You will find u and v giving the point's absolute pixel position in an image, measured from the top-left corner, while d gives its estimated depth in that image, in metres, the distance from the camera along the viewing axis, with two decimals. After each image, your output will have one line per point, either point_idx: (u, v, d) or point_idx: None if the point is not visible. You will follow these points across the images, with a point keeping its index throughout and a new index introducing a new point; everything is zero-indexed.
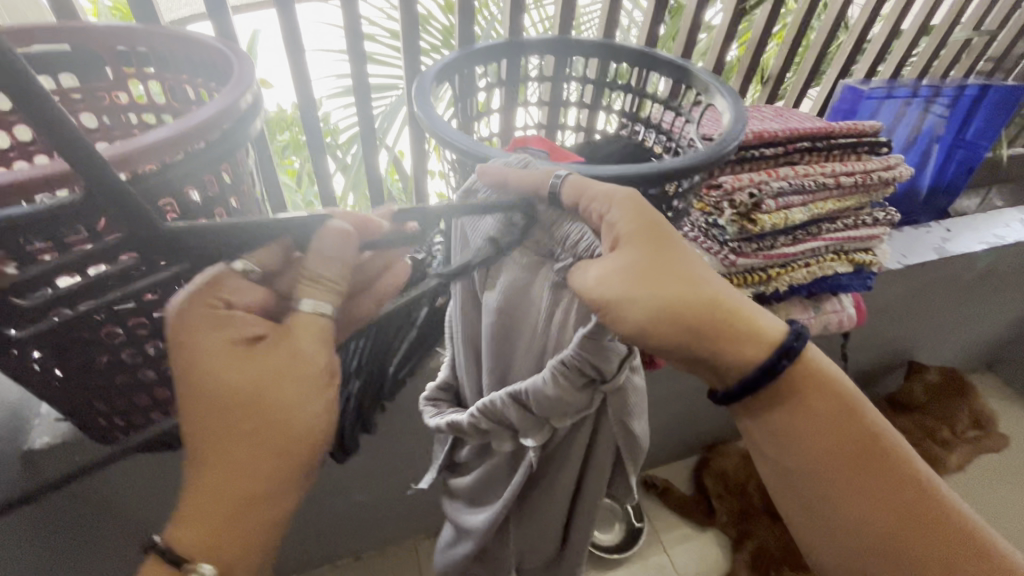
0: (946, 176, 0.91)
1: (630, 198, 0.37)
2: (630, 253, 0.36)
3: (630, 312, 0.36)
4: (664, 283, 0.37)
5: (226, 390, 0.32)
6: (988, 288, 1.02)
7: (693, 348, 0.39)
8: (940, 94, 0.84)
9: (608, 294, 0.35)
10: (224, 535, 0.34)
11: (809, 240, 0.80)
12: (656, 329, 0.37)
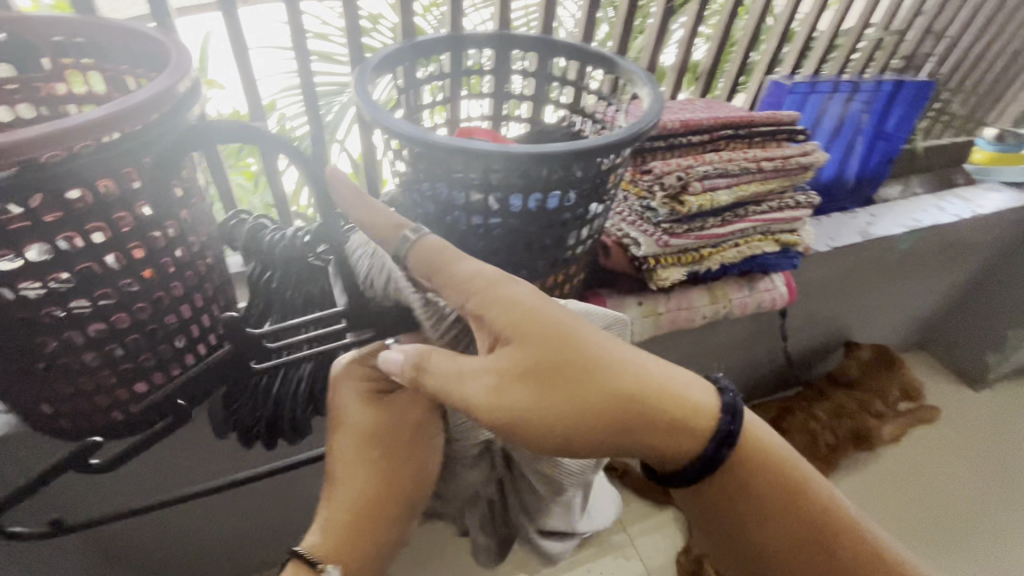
0: (870, 166, 1.03)
1: (496, 299, 0.42)
2: (506, 349, 0.41)
3: (526, 422, 0.41)
4: (541, 378, 0.41)
5: (379, 444, 0.53)
6: (907, 265, 1.13)
7: (587, 435, 0.42)
8: (858, 89, 0.94)
9: (503, 412, 0.41)
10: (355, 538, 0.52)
11: (736, 225, 0.67)
12: (534, 423, 0.41)
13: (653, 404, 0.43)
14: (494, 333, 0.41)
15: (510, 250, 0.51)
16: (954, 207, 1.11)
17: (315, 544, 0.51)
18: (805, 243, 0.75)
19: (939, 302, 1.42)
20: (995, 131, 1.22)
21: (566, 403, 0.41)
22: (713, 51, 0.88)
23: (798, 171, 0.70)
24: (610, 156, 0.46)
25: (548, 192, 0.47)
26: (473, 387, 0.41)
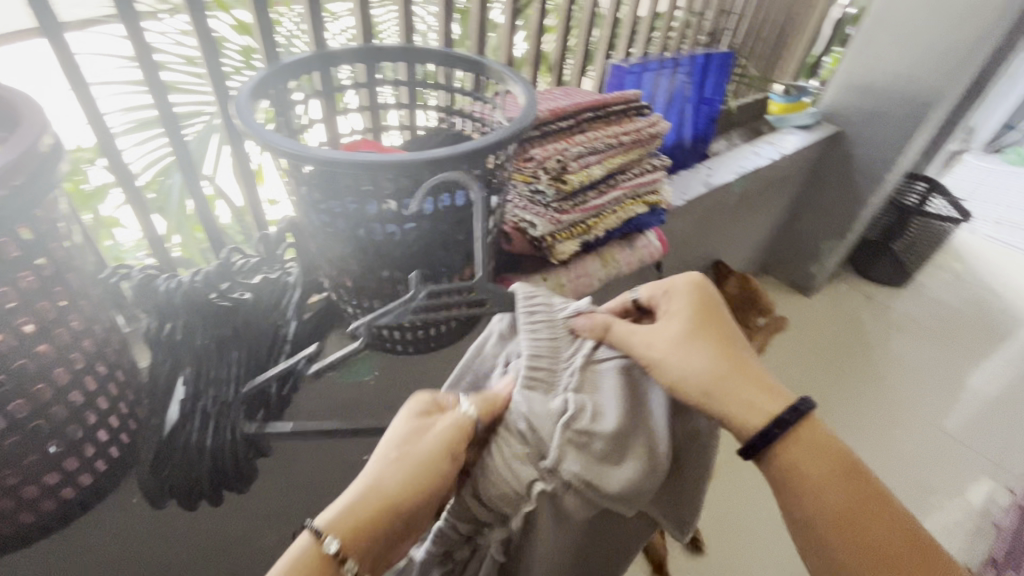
0: (699, 127, 1.22)
1: (682, 290, 0.53)
2: (676, 310, 0.52)
3: (666, 363, 0.49)
4: (690, 333, 0.51)
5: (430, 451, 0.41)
6: (742, 204, 1.36)
7: (707, 385, 0.49)
8: (679, 64, 1.11)
9: (651, 351, 0.49)
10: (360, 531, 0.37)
11: (611, 194, 0.77)
12: (658, 364, 0.49)
13: (770, 386, 0.50)
14: (671, 301, 0.53)
15: (429, 250, 0.54)
16: (765, 151, 1.36)
17: (333, 519, 0.37)
18: (666, 200, 0.88)
19: (768, 231, 1.72)
20: (784, 86, 1.51)
21: (697, 354, 0.50)
22: (558, 43, 0.98)
23: (650, 140, 0.81)
24: (499, 151, 0.51)
25: (456, 190, 0.51)
26: (637, 337, 0.50)
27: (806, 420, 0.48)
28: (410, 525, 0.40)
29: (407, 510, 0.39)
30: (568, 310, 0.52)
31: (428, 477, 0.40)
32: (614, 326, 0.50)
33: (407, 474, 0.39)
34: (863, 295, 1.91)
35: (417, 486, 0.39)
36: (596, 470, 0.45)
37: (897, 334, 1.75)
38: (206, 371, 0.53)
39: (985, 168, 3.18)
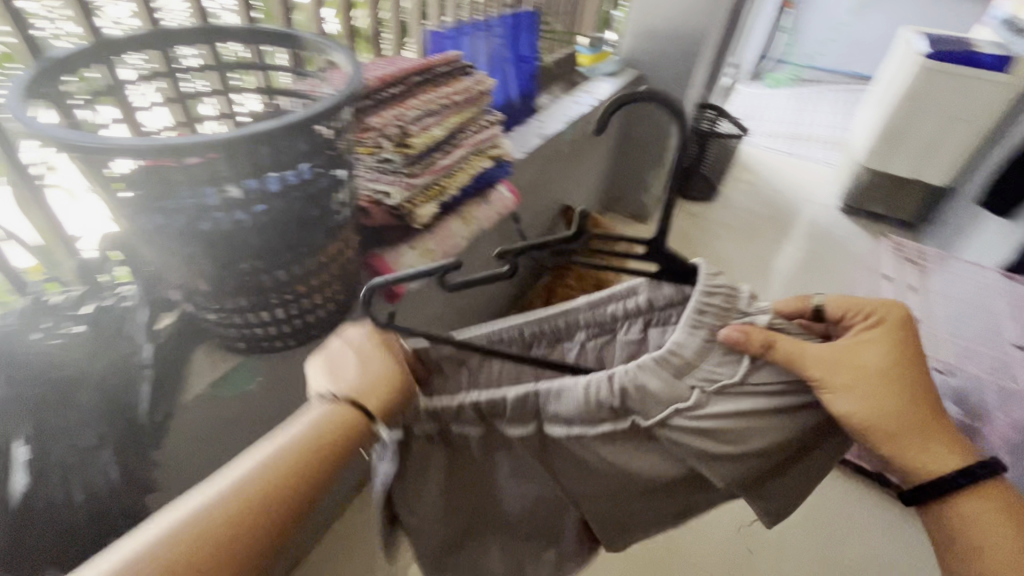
0: (522, 84, 1.31)
1: (885, 325, 0.50)
2: (871, 340, 0.50)
3: (840, 396, 0.48)
4: (884, 368, 0.49)
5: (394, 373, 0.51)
6: (574, 151, 1.50)
7: (882, 421, 0.48)
8: (492, 25, 1.17)
9: (830, 379, 0.48)
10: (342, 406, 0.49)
11: (456, 153, 0.80)
12: (834, 395, 0.48)
13: (939, 427, 0.50)
14: (868, 330, 0.51)
15: (286, 233, 0.52)
16: (584, 100, 1.51)
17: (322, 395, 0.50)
18: (507, 152, 0.94)
19: (601, 173, 1.93)
20: (587, 39, 1.67)
21: (887, 392, 0.48)
22: (369, 16, 0.97)
23: (480, 97, 0.86)
24: (334, 119, 0.51)
25: (298, 164, 0.50)
26: (817, 360, 0.49)
27: (994, 482, 0.52)
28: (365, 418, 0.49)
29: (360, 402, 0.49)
30: (741, 319, 0.51)
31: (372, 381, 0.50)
32: (787, 345, 0.50)
33: (375, 380, 0.49)
34: (686, 213, 2.25)
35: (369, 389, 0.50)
36: (695, 442, 0.52)
37: (716, 239, 2.10)
38: (48, 421, 0.46)
39: (753, 94, 3.85)
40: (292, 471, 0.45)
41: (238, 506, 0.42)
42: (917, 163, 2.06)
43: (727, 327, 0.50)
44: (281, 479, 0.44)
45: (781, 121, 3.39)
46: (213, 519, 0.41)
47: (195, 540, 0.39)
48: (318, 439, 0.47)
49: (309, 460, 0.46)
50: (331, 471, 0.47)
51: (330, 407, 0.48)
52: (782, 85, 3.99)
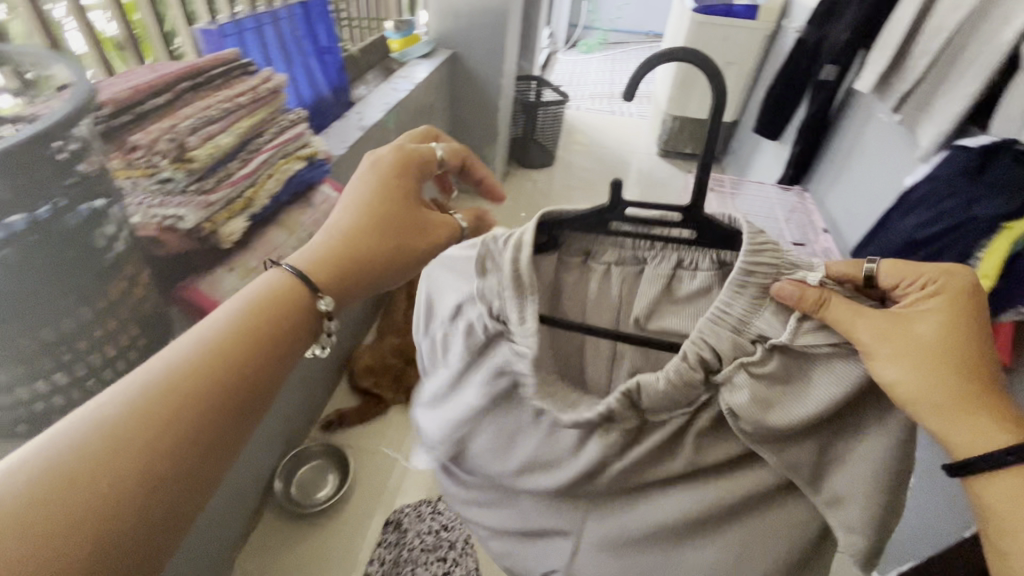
0: (329, 77, 1.24)
1: (950, 296, 0.44)
2: (929, 306, 0.44)
3: (885, 367, 0.44)
4: (936, 341, 0.43)
5: (399, 223, 0.58)
6: (403, 140, 1.48)
7: (935, 393, 0.43)
8: (277, 17, 1.08)
9: (873, 347, 0.44)
10: (341, 263, 0.54)
11: (256, 159, 0.74)
12: (877, 364, 0.44)
13: (1006, 421, 0.43)
14: (924, 297, 0.45)
15: (39, 286, 0.45)
16: (401, 86, 1.49)
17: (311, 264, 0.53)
18: (320, 150, 0.90)
19: None
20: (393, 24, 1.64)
21: (939, 366, 0.43)
22: (120, 21, 0.84)
23: (271, 96, 0.80)
24: (67, 145, 0.44)
25: (31, 204, 0.42)
26: (863, 327, 0.45)
27: None
28: (380, 262, 0.56)
29: (368, 249, 0.56)
30: (792, 277, 0.49)
31: (379, 221, 0.57)
32: (830, 301, 0.47)
33: (370, 226, 0.56)
34: (529, 182, 2.37)
35: (372, 224, 0.56)
36: (765, 410, 0.49)
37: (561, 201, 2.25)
38: None
39: (572, 61, 4.12)
40: (227, 349, 0.45)
41: (177, 385, 0.42)
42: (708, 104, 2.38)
43: (784, 283, 0.48)
44: (221, 355, 0.45)
45: (599, 84, 3.68)
46: (153, 398, 0.41)
47: (136, 419, 0.39)
48: (254, 318, 0.48)
49: (246, 339, 0.46)
50: (276, 347, 0.48)
51: (287, 275, 0.51)
52: (594, 50, 4.32)
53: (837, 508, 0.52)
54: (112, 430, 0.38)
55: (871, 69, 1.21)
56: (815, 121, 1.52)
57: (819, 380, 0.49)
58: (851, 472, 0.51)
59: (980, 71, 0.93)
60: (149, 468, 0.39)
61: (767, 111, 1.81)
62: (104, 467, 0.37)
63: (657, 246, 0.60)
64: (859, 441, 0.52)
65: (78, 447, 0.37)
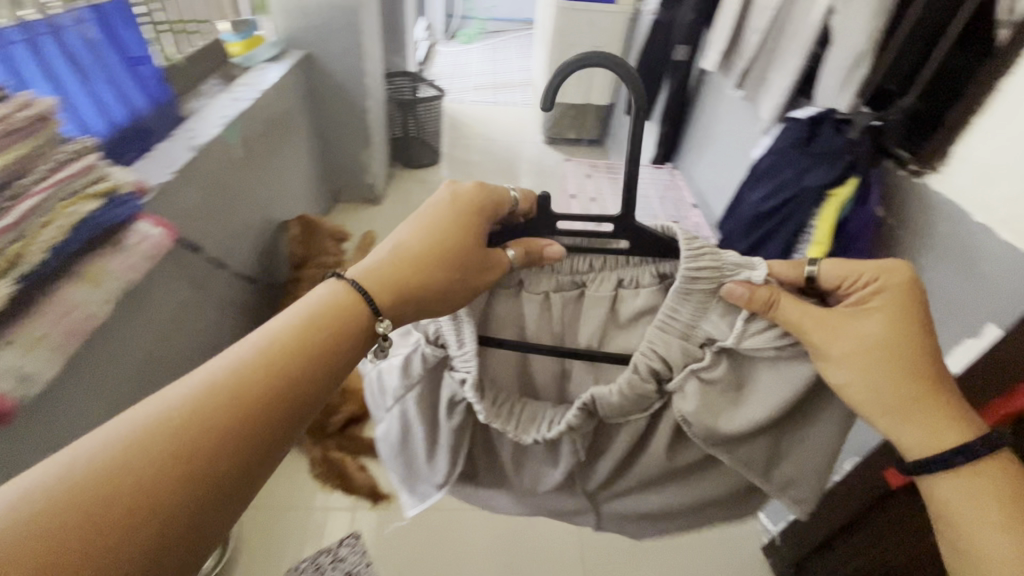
0: (146, 91, 1.09)
1: (892, 297, 0.51)
2: (874, 306, 0.51)
3: (838, 363, 0.51)
4: (879, 339, 0.50)
5: (463, 258, 0.58)
6: (256, 155, 1.34)
7: (882, 386, 0.50)
8: (61, 26, 0.90)
9: (826, 346, 0.52)
10: (391, 284, 0.56)
11: (19, 206, 0.61)
12: (830, 363, 0.52)
13: (952, 419, 0.49)
14: (870, 298, 0.51)
15: None
16: (245, 93, 1.34)
17: (364, 282, 0.55)
18: (126, 183, 0.77)
19: (312, 167, 1.80)
20: (229, 25, 1.47)
21: (883, 362, 0.50)
22: None
23: (37, 125, 0.66)
24: None
25: None
26: (816, 327, 0.53)
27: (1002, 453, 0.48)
28: (426, 292, 0.57)
29: (416, 277, 0.56)
30: (737, 278, 0.57)
31: (433, 250, 0.58)
32: (782, 300, 0.55)
33: (422, 253, 0.58)
34: (417, 183, 2.29)
35: (428, 252, 0.57)
36: (719, 414, 0.61)
37: None
38: None
39: (454, 53, 4.05)
40: (280, 360, 0.47)
41: (232, 390, 0.44)
42: (584, 89, 2.41)
43: (733, 284, 0.56)
44: (275, 366, 0.47)
45: (483, 74, 3.64)
46: (213, 400, 0.43)
47: (197, 421, 0.42)
48: (308, 331, 0.50)
49: (299, 352, 0.48)
50: (327, 363, 0.50)
51: (344, 291, 0.54)
52: (476, 40, 4.27)
53: (790, 489, 0.65)
54: (176, 427, 0.41)
55: (715, 49, 1.26)
56: (677, 100, 1.58)
57: (763, 380, 0.61)
58: (801, 458, 0.64)
59: (802, 46, 0.99)
60: (202, 468, 0.41)
61: (635, 93, 1.85)
62: (166, 461, 0.40)
63: (598, 264, 0.66)
64: (803, 432, 0.64)
65: (146, 436, 0.40)
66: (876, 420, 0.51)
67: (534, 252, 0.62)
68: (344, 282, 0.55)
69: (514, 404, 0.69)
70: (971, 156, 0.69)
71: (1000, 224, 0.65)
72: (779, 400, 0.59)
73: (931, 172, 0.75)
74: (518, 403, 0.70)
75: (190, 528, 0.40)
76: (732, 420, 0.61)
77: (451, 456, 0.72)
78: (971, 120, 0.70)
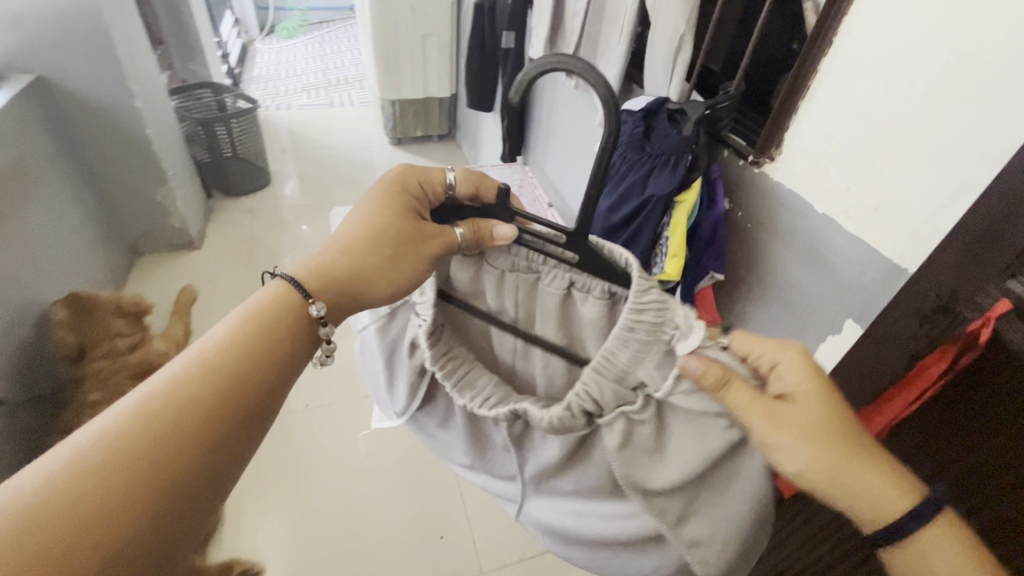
0: None
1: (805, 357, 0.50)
2: (799, 387, 0.46)
3: (793, 455, 0.45)
4: (817, 424, 0.45)
5: (396, 234, 0.53)
6: None
7: (837, 468, 0.45)
8: None
9: (772, 440, 0.46)
10: (329, 273, 0.51)
11: None
12: (781, 455, 0.46)
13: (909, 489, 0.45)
14: (794, 381, 0.46)
15: None
16: None
17: (305, 279, 0.50)
18: None
19: (86, 223, 1.40)
20: None
21: (828, 450, 0.45)
22: None
23: None
24: None
25: None
26: (766, 423, 0.46)
27: (939, 513, 0.44)
28: (366, 280, 0.53)
29: (354, 266, 0.52)
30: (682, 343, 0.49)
31: (370, 232, 0.53)
32: (732, 380, 0.46)
33: (360, 237, 0.53)
34: (246, 213, 1.95)
35: (367, 235, 0.53)
36: (653, 467, 0.55)
37: (290, 228, 1.89)
38: None
39: (274, 53, 3.58)
40: (225, 356, 0.44)
41: (181, 388, 0.41)
42: (421, 81, 2.22)
43: (687, 357, 0.47)
44: (218, 363, 0.44)
45: (311, 73, 3.25)
46: (162, 402, 0.40)
47: (162, 412, 0.40)
48: (250, 323, 0.47)
49: (250, 342, 0.46)
50: (274, 350, 0.47)
51: (282, 282, 0.50)
52: (297, 35, 3.82)
53: (698, 549, 0.54)
54: (131, 432, 0.38)
55: (539, 36, 1.15)
56: (514, 92, 1.46)
57: (682, 433, 0.53)
58: (718, 516, 0.53)
59: (623, 30, 0.90)
60: (167, 466, 0.38)
61: (473, 85, 1.70)
62: (130, 464, 0.37)
63: (548, 260, 0.58)
64: (731, 488, 0.52)
65: (102, 440, 0.37)
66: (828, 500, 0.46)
67: (482, 230, 0.56)
68: (284, 281, 0.50)
69: (467, 363, 0.66)
70: (806, 144, 0.65)
71: (845, 215, 0.62)
72: (709, 453, 0.51)
73: (769, 161, 0.71)
74: (471, 364, 0.66)
75: (168, 520, 0.38)
76: (664, 474, 0.54)
77: (410, 388, 0.68)
78: (799, 105, 0.65)
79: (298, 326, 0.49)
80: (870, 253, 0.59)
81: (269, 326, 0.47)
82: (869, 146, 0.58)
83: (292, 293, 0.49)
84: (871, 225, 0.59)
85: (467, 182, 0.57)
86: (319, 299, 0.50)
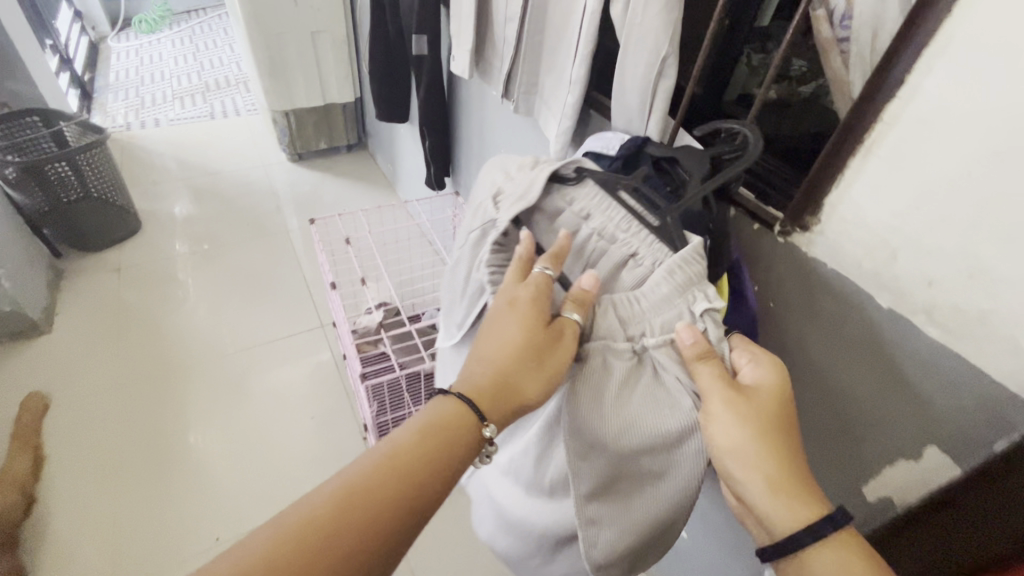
0: None
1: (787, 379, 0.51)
2: (771, 388, 0.47)
3: (733, 435, 0.45)
4: (772, 416, 0.46)
5: (535, 348, 0.49)
6: None
7: (775, 457, 0.45)
8: None
9: (721, 414, 0.45)
10: (484, 393, 0.50)
11: None
12: (719, 428, 0.45)
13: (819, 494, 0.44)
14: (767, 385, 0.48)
15: None
16: None
17: (468, 397, 0.50)
18: None
19: None
20: None
21: (774, 438, 0.45)
22: None
23: None
24: None
25: None
26: (729, 397, 0.46)
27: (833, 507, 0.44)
28: (520, 397, 0.50)
29: (513, 391, 0.50)
30: (694, 318, 0.49)
31: (513, 339, 0.50)
32: (707, 353, 0.47)
33: (502, 353, 0.50)
34: (112, 273, 1.56)
35: (508, 350, 0.50)
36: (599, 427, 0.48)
37: (172, 285, 1.54)
38: None
39: (134, 53, 3.00)
40: (407, 460, 0.47)
41: (367, 482, 0.45)
42: (317, 86, 1.87)
43: (683, 326, 0.48)
44: (398, 467, 0.47)
45: (182, 75, 2.74)
46: (351, 493, 0.45)
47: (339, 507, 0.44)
48: (429, 436, 0.49)
49: (424, 453, 0.48)
50: (442, 466, 0.48)
51: (456, 401, 0.50)
52: (160, 28, 3.23)
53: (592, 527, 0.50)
54: (321, 514, 0.43)
55: (462, 47, 0.91)
56: (432, 107, 1.20)
57: (643, 400, 0.49)
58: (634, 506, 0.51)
59: (576, 47, 0.69)
60: (332, 555, 0.42)
61: (380, 95, 1.42)
62: (312, 546, 0.42)
63: (628, 223, 0.55)
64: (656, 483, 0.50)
65: (301, 520, 0.43)
66: (727, 466, 0.46)
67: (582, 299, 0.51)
68: (450, 399, 0.51)
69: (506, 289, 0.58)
70: (863, 212, 0.48)
71: (924, 316, 0.46)
72: (659, 424, 0.47)
73: (802, 231, 0.54)
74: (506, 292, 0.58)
75: None
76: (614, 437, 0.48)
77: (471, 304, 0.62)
78: (848, 161, 0.48)
79: (464, 446, 0.50)
80: (971, 375, 0.44)
81: (440, 443, 0.49)
82: (968, 231, 0.41)
83: (466, 411, 0.50)
84: (973, 338, 0.43)
85: (553, 258, 0.53)
86: (487, 423, 0.50)
